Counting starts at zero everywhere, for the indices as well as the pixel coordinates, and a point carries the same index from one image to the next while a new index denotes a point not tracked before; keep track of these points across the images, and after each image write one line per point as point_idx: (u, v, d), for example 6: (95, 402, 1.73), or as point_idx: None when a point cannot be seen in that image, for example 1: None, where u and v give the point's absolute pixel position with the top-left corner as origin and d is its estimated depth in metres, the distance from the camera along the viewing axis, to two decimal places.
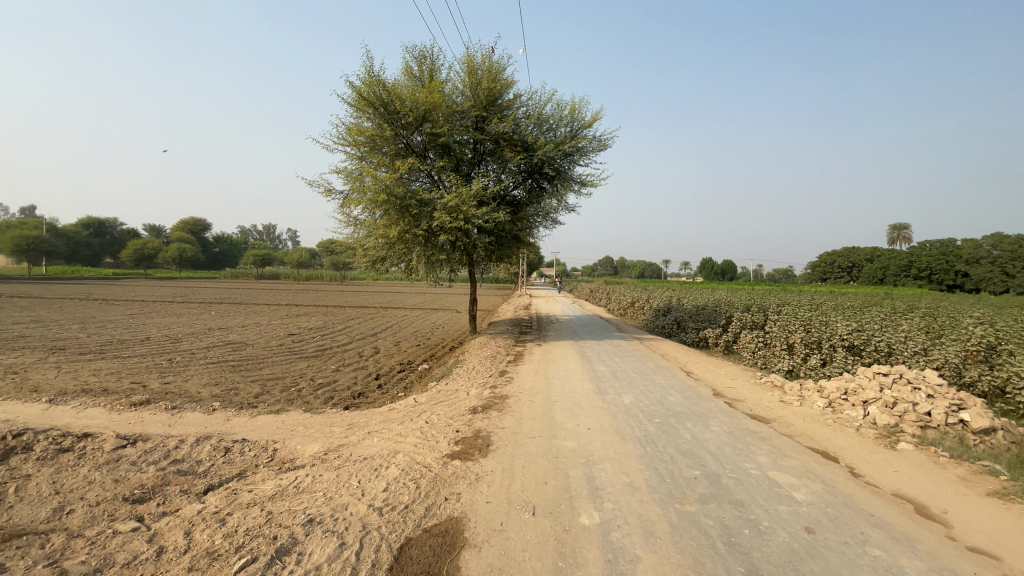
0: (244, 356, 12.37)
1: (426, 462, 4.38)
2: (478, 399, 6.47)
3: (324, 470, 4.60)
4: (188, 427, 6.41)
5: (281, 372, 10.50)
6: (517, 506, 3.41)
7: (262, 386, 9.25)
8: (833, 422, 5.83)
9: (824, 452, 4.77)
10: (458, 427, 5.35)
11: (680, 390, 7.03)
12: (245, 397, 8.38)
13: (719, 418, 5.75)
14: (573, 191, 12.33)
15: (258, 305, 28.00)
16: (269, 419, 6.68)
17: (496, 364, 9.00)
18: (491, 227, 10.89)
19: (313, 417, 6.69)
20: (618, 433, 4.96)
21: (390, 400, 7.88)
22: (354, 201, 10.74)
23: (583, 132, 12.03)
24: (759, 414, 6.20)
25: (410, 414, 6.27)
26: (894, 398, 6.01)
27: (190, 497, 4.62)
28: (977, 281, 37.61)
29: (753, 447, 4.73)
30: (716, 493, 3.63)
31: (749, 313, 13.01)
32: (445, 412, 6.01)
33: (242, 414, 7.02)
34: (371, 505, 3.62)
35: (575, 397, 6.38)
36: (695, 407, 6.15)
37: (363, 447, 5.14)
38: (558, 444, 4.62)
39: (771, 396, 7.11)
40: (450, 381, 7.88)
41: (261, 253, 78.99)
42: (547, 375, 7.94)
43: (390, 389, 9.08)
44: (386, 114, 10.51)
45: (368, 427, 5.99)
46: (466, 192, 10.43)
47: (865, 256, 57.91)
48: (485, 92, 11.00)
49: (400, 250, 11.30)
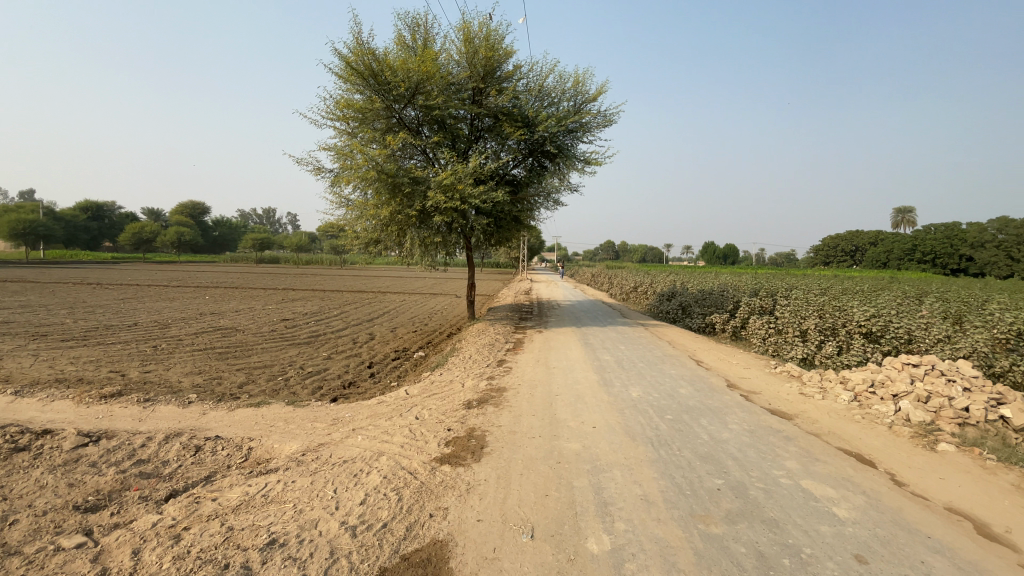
0: (232, 342, 11.86)
1: (411, 468, 3.86)
2: (474, 392, 5.96)
3: (297, 475, 4.11)
4: (159, 422, 5.94)
5: (270, 360, 10.01)
6: (513, 527, 2.91)
7: (248, 374, 8.77)
8: (861, 418, 5.32)
9: (859, 456, 4.26)
10: (450, 424, 4.84)
11: (691, 382, 6.51)
12: (228, 386, 7.92)
13: (737, 414, 5.23)
14: (576, 169, 11.71)
15: (254, 289, 27.42)
16: (248, 413, 6.19)
17: (494, 352, 8.50)
18: (489, 207, 10.30)
19: (294, 411, 6.18)
20: (627, 432, 4.45)
21: (381, 391, 7.37)
22: (344, 179, 10.12)
23: (587, 106, 11.35)
24: (780, 408, 5.69)
25: (398, 408, 5.76)
26: (927, 391, 5.49)
27: (148, 506, 4.16)
28: (982, 265, 36.96)
29: (779, 451, 4.21)
30: (745, 510, 3.12)
31: (758, 298, 12.46)
32: (437, 407, 5.51)
33: (220, 407, 6.54)
34: (344, 523, 3.11)
35: (579, 390, 5.86)
36: (709, 401, 5.64)
37: (343, 447, 4.65)
38: (562, 446, 4.10)
39: (790, 388, 6.59)
40: (445, 371, 7.37)
41: (260, 236, 77.61)
42: (548, 364, 7.41)
43: (382, 378, 8.58)
44: (376, 85, 9.83)
45: (353, 422, 5.50)
46: (462, 168, 9.81)
47: (869, 240, 57.13)
48: (483, 61, 10.29)
49: (393, 232, 10.73)
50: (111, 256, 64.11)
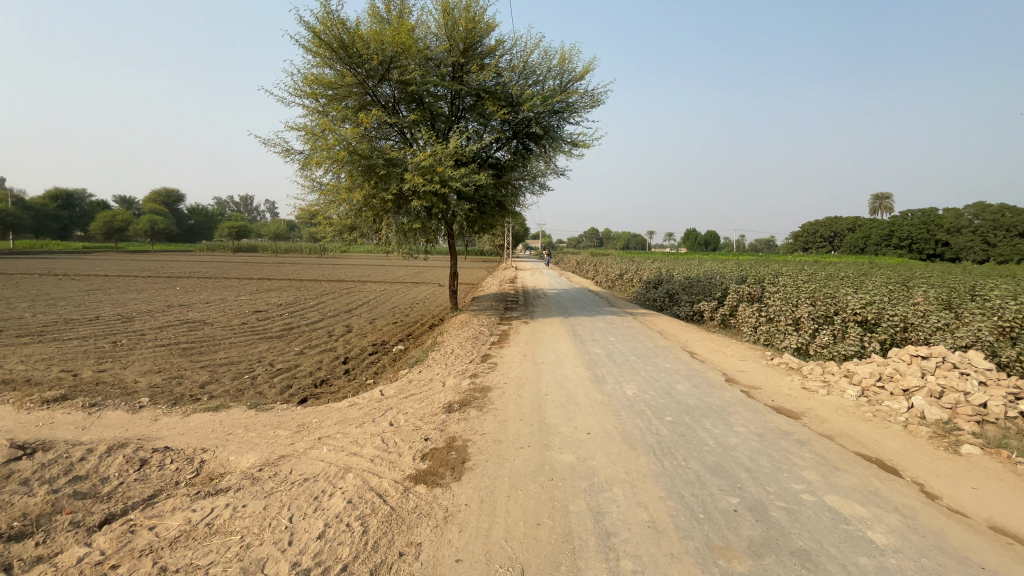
0: (198, 337, 11.12)
1: (380, 490, 3.34)
2: (455, 392, 5.44)
3: (250, 497, 3.55)
4: (103, 430, 5.28)
5: (237, 356, 9.34)
6: (499, 570, 2.42)
7: (212, 373, 8.12)
8: (873, 417, 4.96)
9: (879, 463, 3.87)
10: (427, 432, 4.32)
11: (689, 377, 6.08)
12: (189, 387, 7.29)
13: (741, 413, 4.81)
14: (562, 152, 11.17)
15: (227, 279, 26.34)
16: (205, 419, 5.57)
17: (477, 346, 7.98)
18: (471, 191, 9.72)
19: (256, 416, 5.59)
20: (625, 439, 3.99)
21: (355, 391, 6.81)
22: (314, 161, 9.45)
23: (574, 85, 10.77)
24: (785, 405, 5.30)
25: (371, 412, 5.21)
26: (941, 386, 5.17)
27: (79, 534, 3.51)
28: (958, 251, 37.50)
29: (794, 459, 3.79)
30: (769, 537, 2.68)
31: (746, 285, 12.13)
32: (414, 411, 4.98)
33: (174, 412, 5.90)
34: (296, 565, 2.59)
35: (570, 389, 5.38)
36: (710, 399, 5.21)
37: (306, 462, 4.10)
38: (553, 459, 3.61)
39: (792, 382, 6.21)
40: (424, 367, 6.84)
41: (236, 224, 75.50)
42: (535, 359, 6.91)
43: (358, 375, 8.01)
44: (347, 58, 9.13)
45: (320, 429, 4.95)
46: (442, 149, 9.20)
47: (848, 226, 57.84)
48: (463, 34, 9.64)
49: (369, 218, 10.11)
50: (80, 245, 61.69)
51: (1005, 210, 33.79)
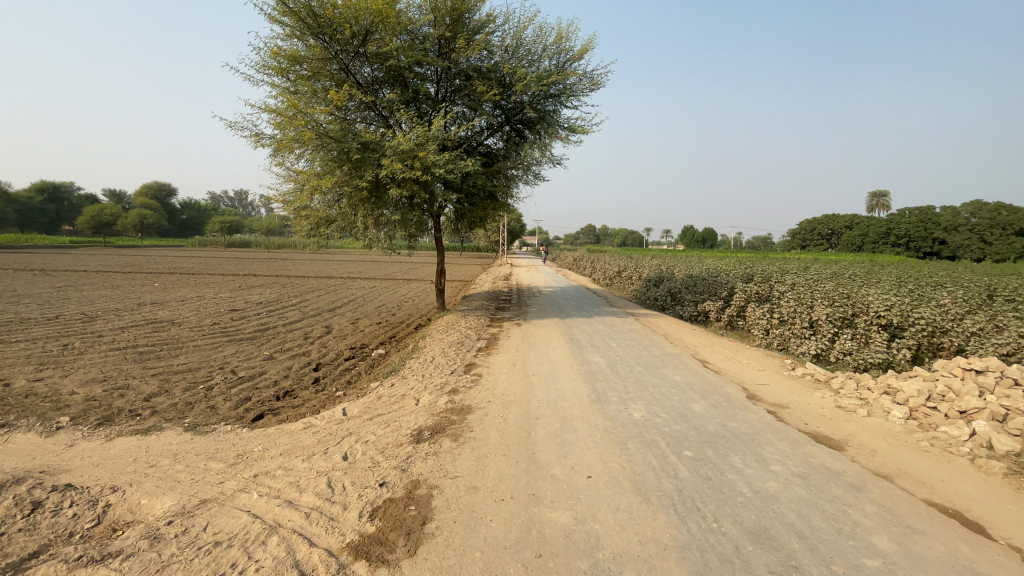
0: (162, 339, 10.17)
1: (305, 568, 2.45)
2: (428, 415, 4.54)
3: (139, 570, 2.66)
4: (3, 460, 4.40)
5: (197, 362, 8.37)
6: None
7: (162, 382, 7.19)
8: (931, 445, 4.09)
9: (962, 518, 3.00)
10: (384, 473, 3.43)
11: (704, 394, 5.20)
12: (130, 401, 6.37)
13: (774, 444, 3.94)
14: (558, 139, 10.25)
15: (211, 275, 25.36)
16: (128, 447, 4.69)
17: (461, 353, 7.08)
18: (456, 179, 8.82)
19: (190, 442, 4.70)
20: (637, 486, 3.11)
21: (319, 407, 5.93)
22: (285, 146, 8.56)
23: (572, 66, 9.90)
24: (821, 430, 4.44)
25: (325, 440, 4.32)
26: (1005, 408, 4.24)
27: None
28: (955, 248, 36.82)
29: (854, 516, 2.91)
30: None
31: (754, 284, 11.24)
32: (375, 440, 4.09)
33: (97, 436, 5.01)
34: None
35: (565, 411, 4.49)
36: (733, 425, 4.34)
37: (229, 514, 3.22)
38: (543, 519, 2.73)
39: (823, 400, 5.33)
40: (398, 379, 5.94)
41: (227, 219, 74.19)
42: (525, 370, 6.01)
43: (328, 385, 7.12)
44: (318, 28, 8.22)
45: (260, 461, 4.07)
46: (423, 132, 8.32)
47: (845, 224, 57.22)
48: (449, 6, 8.76)
49: (346, 209, 9.23)
50: (68, 240, 60.38)
51: (1001, 208, 33.17)
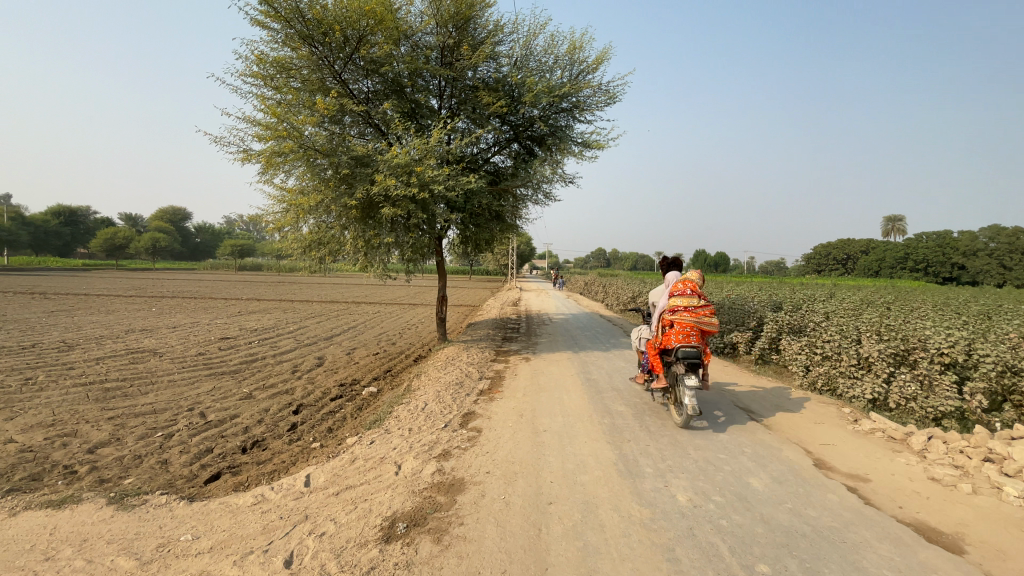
0: (136, 372, 9.22)
1: None
2: (407, 494, 3.50)
3: None
4: None
5: (164, 402, 7.35)
6: None
7: (116, 428, 6.20)
8: None
9: None
10: None
11: (760, 463, 4.09)
12: (68, 453, 5.35)
13: (874, 549, 2.85)
14: (570, 155, 9.37)
15: (212, 300, 24.60)
16: (32, 526, 3.64)
17: (459, 398, 6.05)
18: (459, 196, 7.98)
19: (107, 523, 3.65)
20: None
21: (288, 465, 4.91)
22: (271, 161, 7.75)
23: (585, 77, 9.12)
24: (924, 517, 3.34)
25: (273, 528, 3.28)
26: None
27: None
28: (977, 274, 35.33)
29: None
30: None
31: (786, 313, 10.09)
32: (335, 534, 3.06)
33: (4, 505, 3.99)
34: None
35: (587, 491, 3.43)
36: (809, 514, 3.25)
37: None
38: None
39: (908, 468, 4.20)
40: (382, 433, 4.90)
41: (238, 243, 74.25)
42: (535, 425, 4.96)
43: (306, 434, 6.09)
44: (311, 32, 7.51)
45: (183, 561, 3.03)
46: (421, 144, 7.52)
47: (862, 248, 55.53)
48: (453, 11, 8.07)
49: (339, 230, 8.38)
50: (80, 262, 60.56)
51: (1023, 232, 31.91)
